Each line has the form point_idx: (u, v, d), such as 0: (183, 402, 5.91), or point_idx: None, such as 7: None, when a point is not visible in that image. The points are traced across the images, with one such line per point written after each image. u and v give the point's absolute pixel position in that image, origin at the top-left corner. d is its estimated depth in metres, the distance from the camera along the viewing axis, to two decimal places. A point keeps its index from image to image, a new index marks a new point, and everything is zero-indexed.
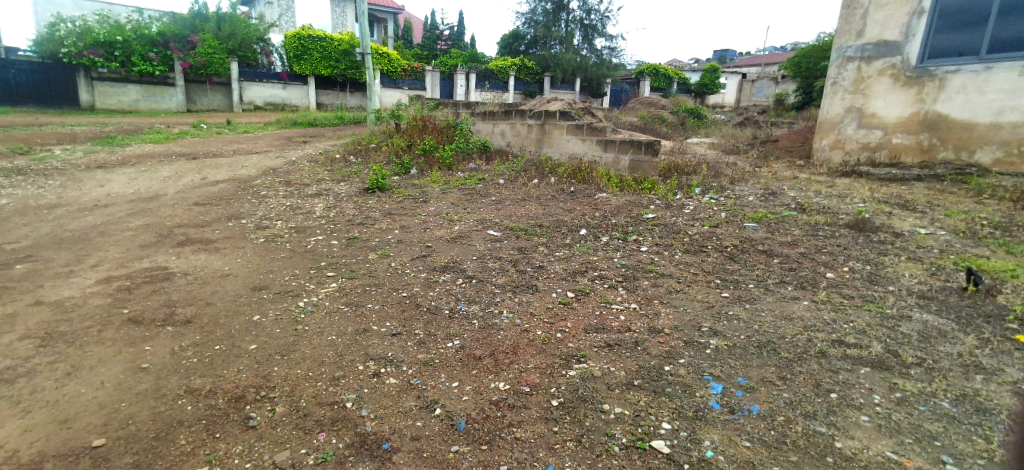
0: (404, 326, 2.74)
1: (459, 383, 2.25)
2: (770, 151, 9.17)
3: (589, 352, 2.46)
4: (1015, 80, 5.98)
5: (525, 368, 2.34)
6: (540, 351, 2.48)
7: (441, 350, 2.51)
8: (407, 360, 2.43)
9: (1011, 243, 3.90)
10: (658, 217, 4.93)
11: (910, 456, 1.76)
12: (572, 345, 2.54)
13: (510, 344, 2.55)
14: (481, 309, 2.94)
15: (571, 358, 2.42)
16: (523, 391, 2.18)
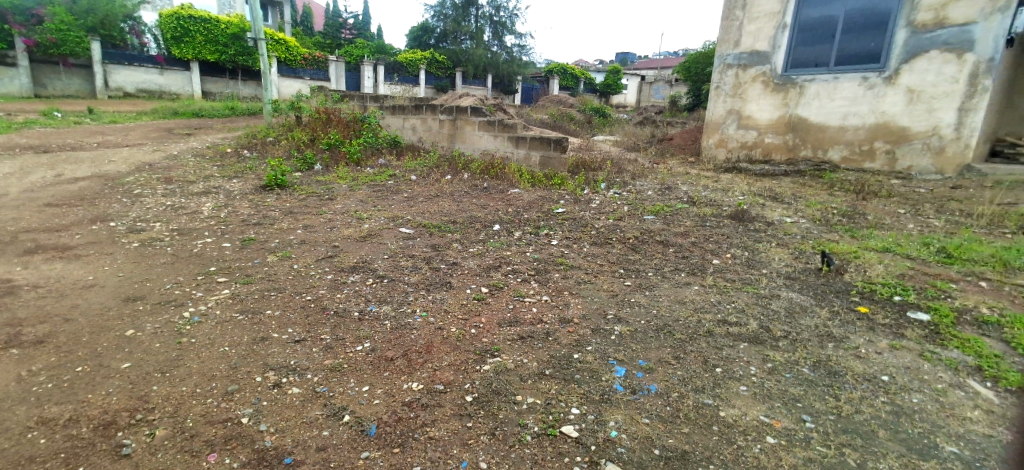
0: (309, 332, 2.63)
1: (369, 387, 2.21)
2: (666, 148, 9.89)
3: (502, 346, 2.53)
4: (855, 89, 6.96)
5: (439, 366, 2.35)
6: (454, 348, 2.50)
7: (351, 354, 2.44)
8: (313, 368, 2.34)
9: (855, 229, 4.57)
10: (567, 212, 5.14)
11: (778, 417, 2.02)
12: (486, 340, 2.59)
13: (423, 343, 2.54)
14: (393, 309, 2.90)
15: (485, 352, 2.47)
16: (437, 389, 2.19)
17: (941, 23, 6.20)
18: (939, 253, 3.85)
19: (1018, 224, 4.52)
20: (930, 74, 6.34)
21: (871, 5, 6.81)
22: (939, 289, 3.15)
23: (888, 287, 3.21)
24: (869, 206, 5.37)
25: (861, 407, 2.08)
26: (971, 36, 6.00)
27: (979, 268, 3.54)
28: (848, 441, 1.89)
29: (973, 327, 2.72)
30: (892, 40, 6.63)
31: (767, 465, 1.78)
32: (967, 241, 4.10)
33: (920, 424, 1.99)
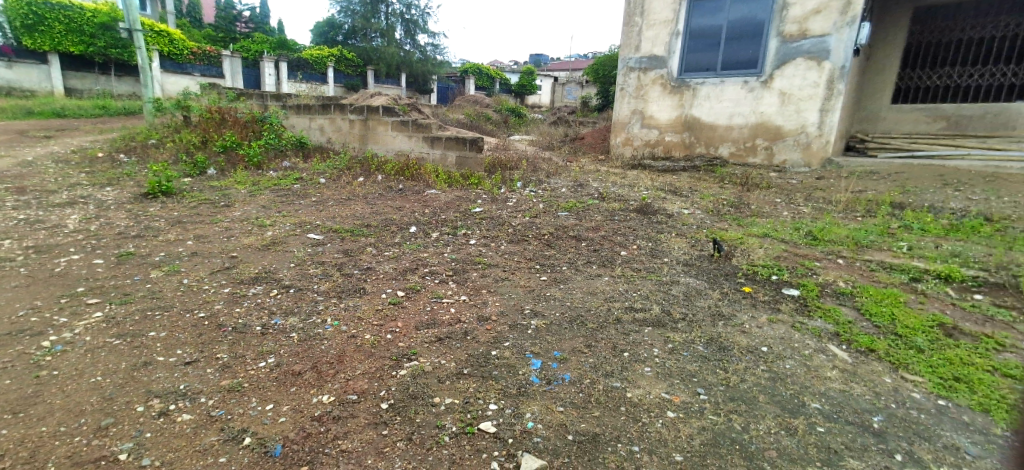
0: (201, 352, 2.44)
1: (274, 404, 2.10)
2: (578, 147, 10.24)
3: (420, 349, 2.51)
4: (739, 92, 7.66)
5: (352, 376, 2.28)
6: (369, 355, 2.44)
7: (252, 372, 2.30)
8: (206, 390, 2.18)
9: (741, 217, 5.03)
10: (484, 211, 5.18)
11: (678, 393, 2.19)
12: (403, 344, 2.55)
13: (335, 353, 2.45)
14: (300, 320, 2.76)
15: (401, 357, 2.43)
16: (348, 400, 2.13)
17: (803, 34, 7.01)
18: (805, 236, 4.36)
19: (867, 208, 5.24)
20: (798, 79, 7.13)
21: (748, 16, 7.51)
22: (807, 267, 3.56)
23: (767, 267, 3.57)
24: (752, 196, 5.94)
25: (747, 377, 2.30)
26: (827, 46, 6.84)
27: (837, 247, 4.06)
28: (735, 408, 2.09)
29: (833, 298, 3.12)
30: (765, 49, 7.38)
31: (668, 437, 1.92)
32: (828, 224, 4.68)
33: (792, 386, 2.24)
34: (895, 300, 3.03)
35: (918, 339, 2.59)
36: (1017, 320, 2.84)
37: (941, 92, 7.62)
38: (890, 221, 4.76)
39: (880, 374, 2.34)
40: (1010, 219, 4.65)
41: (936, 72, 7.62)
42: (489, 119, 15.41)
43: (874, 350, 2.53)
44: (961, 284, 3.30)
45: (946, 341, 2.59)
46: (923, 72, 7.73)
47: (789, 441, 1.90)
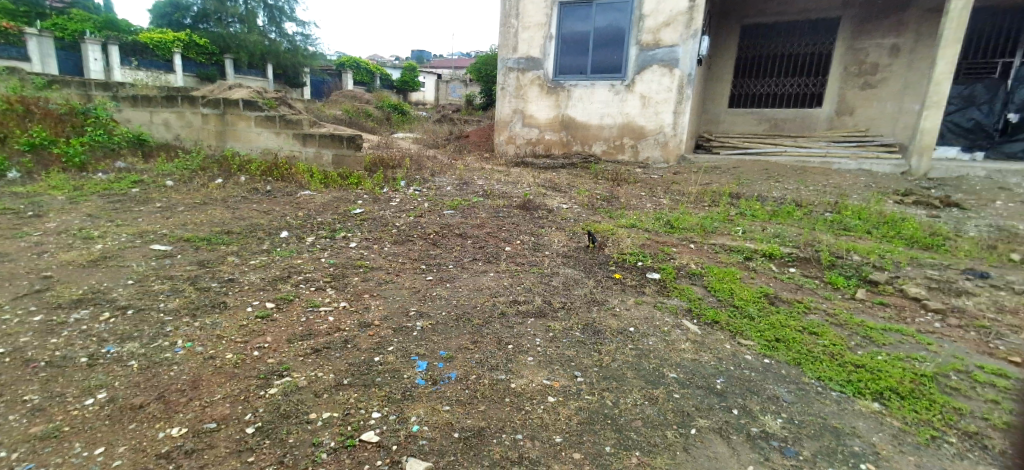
0: (3, 396, 2.04)
1: (107, 446, 1.83)
2: (462, 145, 10.27)
3: (293, 364, 2.35)
4: (608, 94, 8.24)
5: (210, 402, 2.07)
6: (231, 376, 2.24)
7: (76, 412, 1.98)
8: (10, 442, 1.83)
9: (612, 210, 5.43)
10: (366, 212, 4.98)
11: (559, 379, 2.31)
12: (272, 360, 2.37)
13: (188, 379, 2.21)
14: (141, 345, 2.44)
15: (270, 374, 2.26)
16: (205, 429, 1.93)
17: (657, 44, 7.75)
18: (664, 224, 4.84)
19: (714, 199, 5.96)
20: (655, 84, 7.86)
21: (611, 24, 8.10)
22: (665, 253, 3.96)
23: (634, 255, 3.90)
24: (622, 191, 6.43)
25: (618, 356, 2.50)
26: (676, 56, 7.63)
27: (690, 233, 4.57)
28: (608, 386, 2.26)
29: (686, 279, 3.51)
30: (627, 55, 8.03)
31: (548, 421, 2.02)
32: (683, 213, 5.24)
33: (655, 360, 2.48)
34: (732, 277, 3.49)
35: (749, 309, 3.02)
36: (819, 287, 3.44)
37: (765, 99, 8.90)
38: (730, 210, 5.47)
39: (723, 342, 2.68)
40: (816, 204, 5.60)
41: (761, 81, 8.88)
42: (370, 116, 14.84)
43: (718, 321, 2.89)
44: (780, 259, 3.92)
45: (772, 308, 3.05)
46: (751, 81, 8.96)
47: (652, 410, 2.10)
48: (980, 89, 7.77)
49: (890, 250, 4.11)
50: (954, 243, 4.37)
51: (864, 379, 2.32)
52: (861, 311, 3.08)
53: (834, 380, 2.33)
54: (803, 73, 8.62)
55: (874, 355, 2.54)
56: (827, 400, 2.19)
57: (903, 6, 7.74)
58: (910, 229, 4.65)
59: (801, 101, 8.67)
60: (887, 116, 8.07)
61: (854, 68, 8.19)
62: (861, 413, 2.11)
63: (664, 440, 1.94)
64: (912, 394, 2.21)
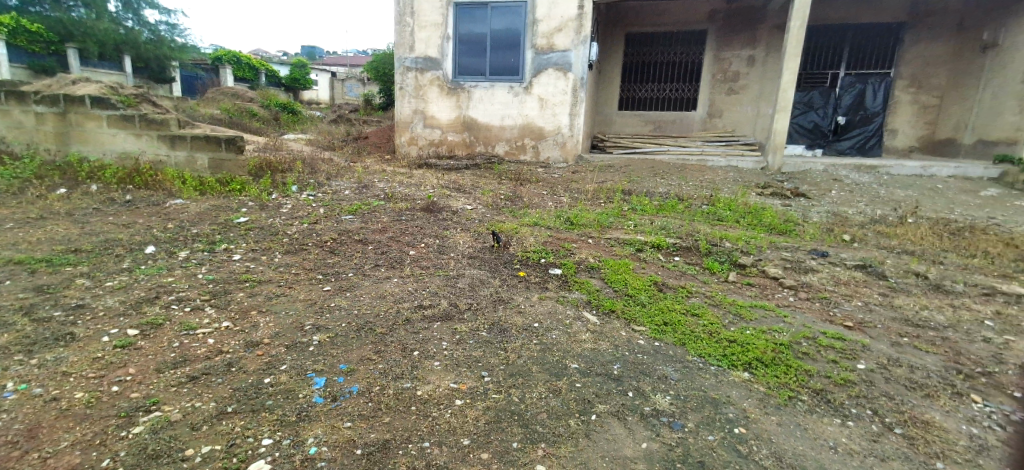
0: None
1: None
2: (361, 146, 9.89)
3: (164, 396, 2.13)
4: (507, 95, 8.41)
5: (55, 452, 1.82)
6: (84, 419, 1.98)
7: None
8: None
9: (515, 210, 5.56)
10: (251, 221, 4.64)
11: (464, 381, 2.33)
12: (136, 394, 2.14)
13: (25, 428, 1.91)
14: None
15: (136, 411, 2.03)
16: None
17: (551, 48, 8.07)
18: (565, 222, 5.05)
19: (608, 196, 6.33)
20: (552, 86, 8.19)
21: (506, 27, 8.25)
22: (566, 249, 4.14)
23: (537, 252, 4.03)
24: (525, 190, 6.60)
25: (523, 353, 2.58)
26: (569, 60, 8.01)
27: (589, 229, 4.82)
28: (514, 383, 2.33)
29: (585, 272, 3.70)
30: (523, 58, 8.25)
31: (457, 425, 2.04)
32: (581, 210, 5.50)
33: (557, 353, 2.60)
34: (626, 268, 3.75)
35: (641, 297, 3.27)
36: (698, 273, 3.81)
37: (648, 103, 9.62)
38: (623, 205, 5.84)
39: (620, 330, 2.87)
40: (696, 198, 6.16)
41: (644, 86, 9.58)
42: (255, 116, 13.76)
43: (614, 310, 3.10)
44: (666, 250, 4.27)
45: (660, 295, 3.32)
46: (635, 86, 9.63)
47: (555, 402, 2.20)
48: (817, 96, 9.04)
49: (753, 236, 4.66)
50: (803, 228, 5.05)
51: (736, 353, 2.61)
52: (732, 292, 3.46)
53: (712, 355, 2.60)
54: (679, 79, 9.44)
55: (744, 330, 2.86)
56: (706, 374, 2.44)
57: (757, 21, 8.78)
58: (770, 217, 5.30)
59: (679, 105, 9.49)
60: (749, 118, 9.11)
61: (720, 75, 9.13)
62: (734, 383, 2.37)
63: (567, 429, 2.04)
64: (773, 362, 2.53)
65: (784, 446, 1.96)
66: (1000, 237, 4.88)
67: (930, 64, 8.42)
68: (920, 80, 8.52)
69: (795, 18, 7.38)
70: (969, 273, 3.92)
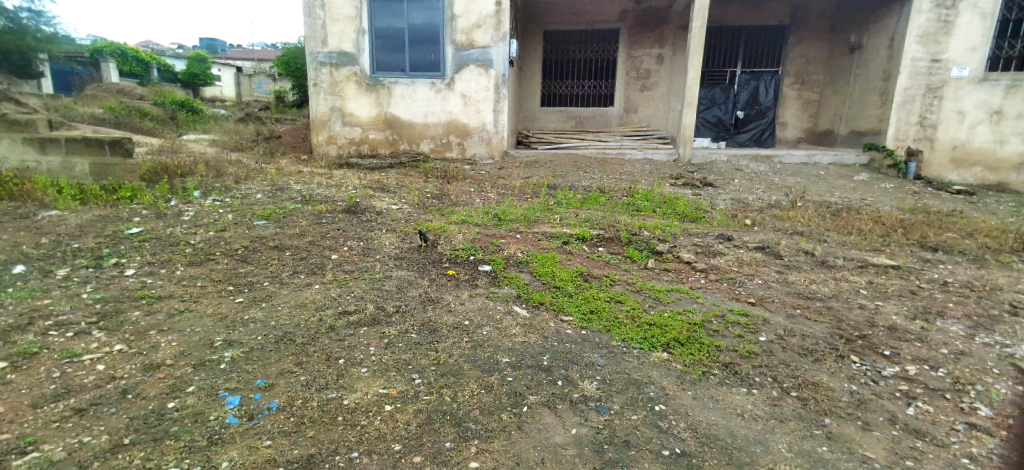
0: None
1: None
2: (275, 147, 9.34)
3: (44, 433, 1.90)
4: (429, 92, 8.29)
5: None
6: None
7: None
8: None
9: (442, 208, 5.50)
10: (145, 231, 4.26)
11: (394, 385, 2.28)
12: (7, 435, 1.89)
13: None
14: None
15: (8, 453, 1.80)
16: None
17: (471, 45, 8.06)
18: (493, 218, 5.07)
19: (534, 191, 6.43)
20: (474, 84, 8.20)
21: (424, 22, 8.11)
22: (494, 245, 4.16)
23: (465, 250, 4.02)
24: (452, 188, 6.54)
25: (454, 351, 2.57)
26: (489, 57, 8.07)
27: (516, 224, 4.87)
28: (446, 382, 2.31)
29: (514, 267, 3.74)
30: (443, 54, 8.16)
31: (387, 431, 1.99)
32: (508, 206, 5.55)
33: (488, 349, 2.61)
34: (553, 261, 3.83)
35: (568, 288, 3.36)
36: (621, 261, 3.98)
37: (568, 98, 9.87)
38: (548, 200, 5.95)
39: (548, 321, 2.94)
40: (616, 190, 6.41)
41: (564, 82, 9.82)
42: (149, 115, 12.56)
43: (543, 303, 3.16)
44: (590, 241, 4.41)
45: (586, 285, 3.43)
46: (555, 82, 9.85)
47: (488, 397, 2.21)
48: (718, 92, 9.70)
49: (668, 224, 4.93)
50: (711, 214, 5.42)
51: (655, 335, 2.76)
52: (651, 278, 3.65)
53: (634, 339, 2.72)
54: (596, 76, 9.76)
55: (662, 313, 3.03)
56: (630, 357, 2.56)
57: (664, 21, 9.28)
58: (683, 206, 5.63)
59: (597, 100, 9.82)
60: (661, 113, 9.67)
61: (633, 72, 9.55)
62: (654, 363, 2.51)
63: (499, 424, 2.05)
64: (689, 341, 2.70)
65: (700, 418, 2.10)
66: (872, 216, 5.52)
67: (810, 63, 9.35)
68: (804, 77, 9.43)
69: (696, 19, 7.87)
70: (848, 248, 4.41)
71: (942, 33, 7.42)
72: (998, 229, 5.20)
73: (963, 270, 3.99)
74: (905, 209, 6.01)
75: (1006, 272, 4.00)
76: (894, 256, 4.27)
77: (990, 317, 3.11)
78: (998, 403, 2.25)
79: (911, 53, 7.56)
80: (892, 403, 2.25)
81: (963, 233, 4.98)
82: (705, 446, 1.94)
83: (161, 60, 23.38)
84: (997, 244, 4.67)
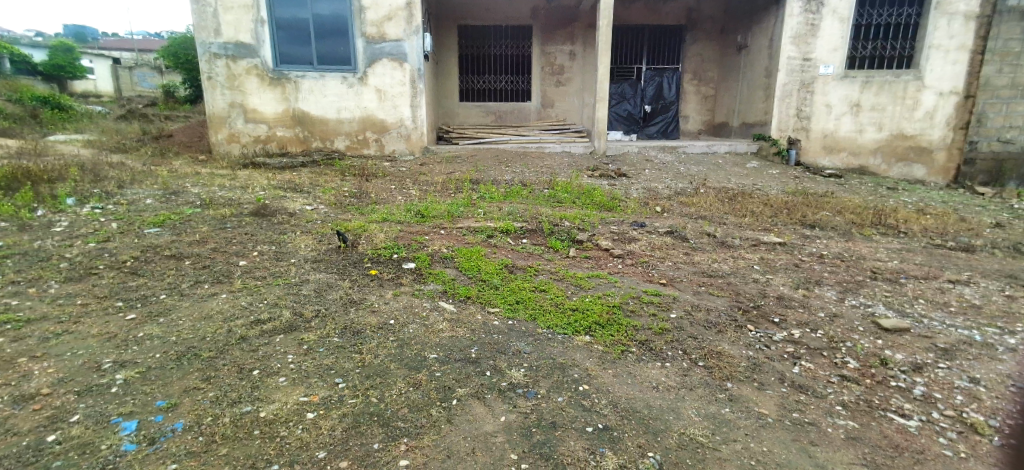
0: None
1: None
2: (166, 147, 8.53)
3: None
4: (341, 87, 7.95)
5: None
6: None
7: None
8: None
9: (361, 207, 5.33)
10: (6, 246, 3.74)
11: (316, 392, 2.20)
12: None
13: None
14: None
15: None
16: None
17: (383, 37, 7.83)
18: (415, 215, 4.99)
19: (457, 186, 6.40)
20: (387, 77, 7.98)
21: (330, 13, 7.74)
22: (418, 242, 4.11)
23: (388, 248, 3.94)
24: (370, 186, 6.34)
25: (379, 352, 2.52)
26: (403, 51, 7.90)
27: (439, 221, 4.84)
28: (372, 384, 2.26)
29: (440, 263, 3.72)
30: (353, 47, 7.85)
31: (310, 439, 1.92)
32: (431, 202, 5.49)
33: (414, 346, 2.58)
34: (478, 255, 3.85)
35: (493, 280, 3.40)
36: (543, 252, 4.09)
37: (485, 93, 9.90)
38: (471, 194, 5.96)
39: (475, 314, 2.97)
40: (537, 184, 6.54)
41: (480, 77, 9.85)
42: (5, 114, 10.96)
43: (469, 296, 3.18)
44: (514, 234, 4.49)
45: (511, 277, 3.49)
46: (471, 77, 9.84)
47: (416, 394, 2.20)
48: (627, 87, 10.17)
49: (587, 214, 5.13)
50: (625, 203, 5.70)
51: (578, 319, 2.88)
52: (573, 266, 3.79)
53: (558, 325, 2.82)
54: (511, 71, 9.88)
55: (584, 298, 3.16)
56: (554, 343, 2.65)
57: (573, 18, 9.59)
58: (600, 196, 5.87)
59: (514, 94, 9.94)
60: (576, 108, 10.02)
61: (547, 67, 9.78)
62: (577, 346, 2.62)
63: (428, 419, 2.05)
64: (608, 323, 2.85)
65: (619, 394, 2.23)
66: (762, 199, 6.09)
67: (704, 60, 10.11)
68: (700, 74, 10.18)
69: (601, 18, 8.21)
70: (743, 229, 4.84)
71: (810, 34, 8.30)
72: (862, 206, 5.95)
73: (836, 243, 4.53)
74: (789, 192, 6.69)
75: (869, 243, 4.61)
76: (781, 234, 4.75)
77: (857, 282, 3.57)
78: (863, 355, 2.60)
79: (786, 53, 8.37)
80: (781, 364, 2.52)
81: (835, 211, 5.65)
82: (625, 419, 2.06)
83: (10, 49, 20.04)
84: (861, 219, 5.35)
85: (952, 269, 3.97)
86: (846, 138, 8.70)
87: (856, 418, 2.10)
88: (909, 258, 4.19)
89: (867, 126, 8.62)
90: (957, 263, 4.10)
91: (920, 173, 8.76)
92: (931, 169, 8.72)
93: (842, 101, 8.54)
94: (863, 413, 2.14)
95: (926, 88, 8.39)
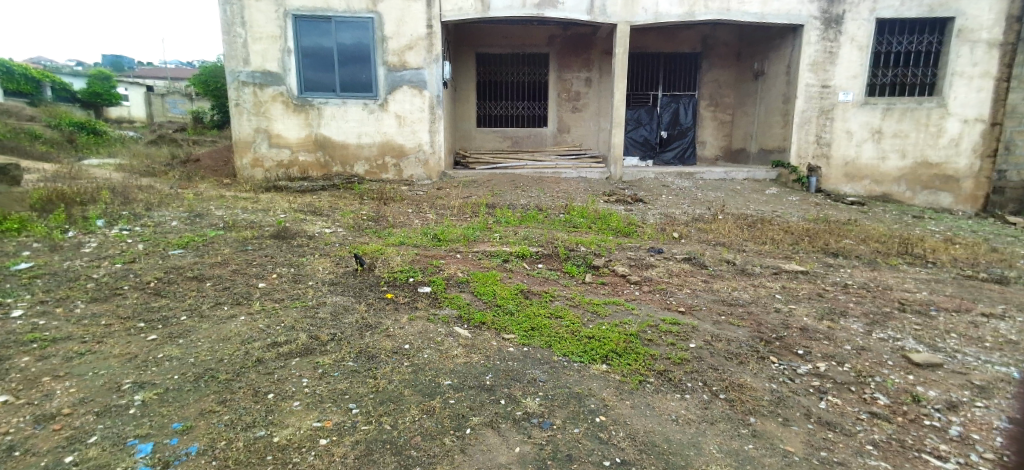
0: None
1: None
2: (194, 170, 8.77)
3: None
4: (362, 113, 8.13)
5: None
6: None
7: None
8: None
9: (379, 230, 5.39)
10: (37, 265, 3.86)
11: (329, 418, 2.18)
12: None
13: None
14: None
15: None
16: None
17: (403, 66, 8.04)
18: (432, 239, 5.02)
19: (473, 210, 6.43)
20: (408, 104, 8.16)
21: (354, 42, 7.97)
22: (434, 266, 4.11)
23: (404, 272, 3.95)
24: (389, 209, 6.41)
25: (393, 377, 2.50)
26: (423, 78, 8.08)
27: (456, 244, 4.86)
28: (385, 410, 2.24)
29: (455, 287, 3.71)
30: (375, 75, 8.05)
31: (322, 466, 1.89)
32: (447, 226, 5.52)
33: (428, 372, 2.56)
34: (493, 279, 3.85)
35: (508, 305, 3.38)
36: (560, 277, 4.06)
37: (502, 119, 10.04)
38: (487, 219, 5.99)
39: (490, 340, 2.94)
40: (553, 208, 6.56)
41: (497, 103, 9.99)
42: (43, 139, 11.45)
43: (484, 322, 3.15)
44: (530, 258, 4.47)
45: (527, 302, 3.45)
46: (489, 102, 9.98)
47: (429, 422, 2.17)
48: (643, 113, 10.21)
49: (603, 239, 5.11)
50: (642, 229, 5.67)
51: (594, 347, 2.83)
52: (589, 292, 3.75)
53: (574, 353, 2.77)
54: (528, 97, 10.01)
55: (601, 326, 3.11)
56: (570, 371, 2.60)
57: (589, 47, 9.75)
58: (616, 221, 5.84)
59: (530, 120, 10.05)
60: (592, 133, 10.07)
61: (565, 94, 9.90)
62: (594, 375, 2.57)
63: (442, 448, 2.01)
64: (626, 351, 2.80)
65: (637, 426, 2.17)
66: (783, 226, 6.00)
67: (722, 87, 10.16)
68: (718, 100, 10.20)
69: (618, 45, 8.31)
70: (764, 256, 4.77)
71: (829, 62, 8.28)
72: (886, 234, 5.83)
73: (860, 272, 4.42)
74: (809, 219, 6.58)
75: (895, 273, 4.47)
76: (802, 262, 4.66)
77: (884, 313, 3.46)
78: (894, 391, 2.50)
79: (804, 80, 8.32)
80: (807, 398, 2.44)
81: (859, 239, 5.53)
82: (643, 453, 2.00)
83: (53, 77, 21.01)
84: (886, 248, 5.22)
85: (985, 301, 3.83)
86: (868, 166, 8.57)
87: (889, 459, 2.01)
88: (939, 289, 4.06)
89: (889, 153, 8.49)
90: (990, 295, 3.96)
91: (946, 201, 8.56)
92: (958, 197, 8.52)
93: (863, 128, 8.44)
94: (896, 454, 2.04)
95: (950, 115, 8.27)
